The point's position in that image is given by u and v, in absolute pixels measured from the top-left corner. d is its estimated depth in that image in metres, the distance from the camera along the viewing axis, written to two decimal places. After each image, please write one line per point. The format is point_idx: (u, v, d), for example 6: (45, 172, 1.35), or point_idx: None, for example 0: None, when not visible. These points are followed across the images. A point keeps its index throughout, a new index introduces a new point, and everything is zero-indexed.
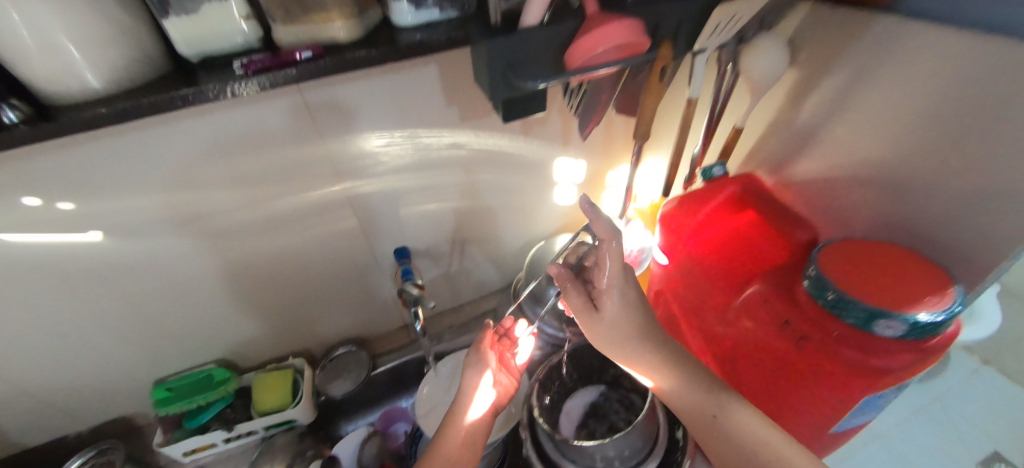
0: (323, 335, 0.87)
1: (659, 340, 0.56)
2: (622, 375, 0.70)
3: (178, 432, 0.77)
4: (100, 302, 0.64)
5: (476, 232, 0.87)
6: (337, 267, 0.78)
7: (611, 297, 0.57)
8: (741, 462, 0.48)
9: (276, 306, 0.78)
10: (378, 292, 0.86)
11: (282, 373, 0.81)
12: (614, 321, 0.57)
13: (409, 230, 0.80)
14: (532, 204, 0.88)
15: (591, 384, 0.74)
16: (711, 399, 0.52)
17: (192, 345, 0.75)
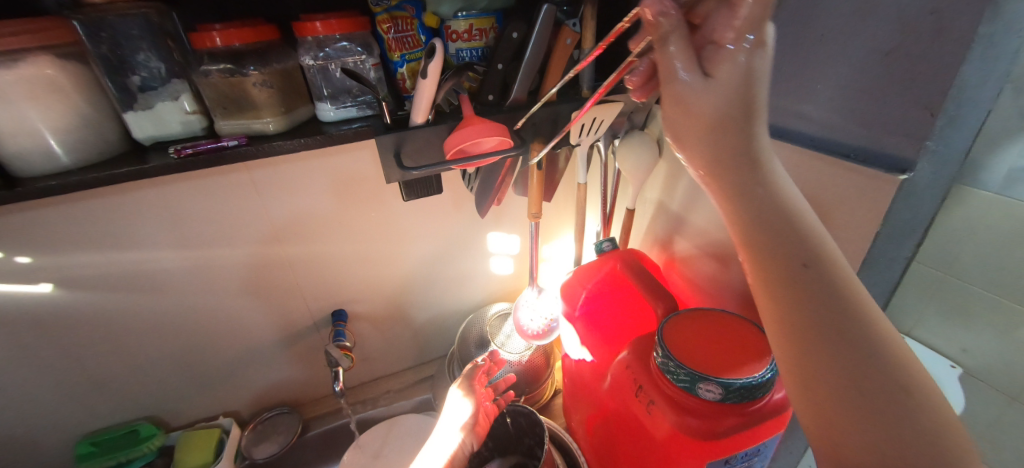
0: (258, 395, 0.88)
1: (753, 131, 0.37)
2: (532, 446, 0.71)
3: None
4: (38, 353, 0.67)
5: (415, 297, 0.92)
6: (275, 327, 0.83)
7: (732, 57, 0.35)
8: (844, 336, 0.30)
9: (212, 363, 0.81)
10: (316, 353, 0.89)
11: (210, 432, 0.82)
12: (697, 100, 0.36)
13: (347, 295, 0.85)
14: (469, 272, 0.94)
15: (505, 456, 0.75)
16: (798, 231, 0.34)
17: (122, 400, 0.77)
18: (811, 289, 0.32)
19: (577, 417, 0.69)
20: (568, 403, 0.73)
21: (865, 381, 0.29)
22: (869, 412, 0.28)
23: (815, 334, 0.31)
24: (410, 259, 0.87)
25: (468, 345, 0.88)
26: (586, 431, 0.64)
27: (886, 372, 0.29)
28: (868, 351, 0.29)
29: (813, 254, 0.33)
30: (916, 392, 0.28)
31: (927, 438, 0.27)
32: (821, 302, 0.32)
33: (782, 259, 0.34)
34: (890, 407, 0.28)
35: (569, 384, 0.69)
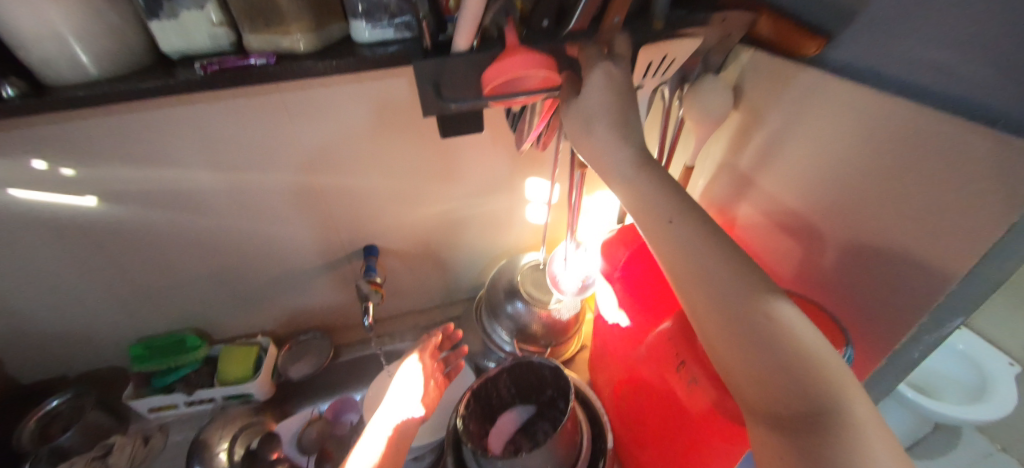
0: (295, 319, 0.92)
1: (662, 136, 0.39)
2: (556, 397, 0.71)
3: (145, 390, 0.82)
4: (91, 261, 0.71)
5: (447, 239, 0.90)
6: (311, 257, 0.83)
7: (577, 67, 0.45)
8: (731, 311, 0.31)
9: (251, 285, 0.83)
10: (349, 285, 0.91)
11: (249, 349, 0.86)
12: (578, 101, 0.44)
13: (378, 232, 0.84)
14: (503, 219, 0.91)
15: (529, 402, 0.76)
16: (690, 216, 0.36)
17: (170, 312, 0.82)
18: (698, 273, 0.33)
19: (602, 375, 0.70)
20: (594, 362, 0.73)
21: (750, 350, 0.30)
22: (756, 377, 0.29)
23: (706, 316, 0.32)
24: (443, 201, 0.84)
25: (497, 292, 0.87)
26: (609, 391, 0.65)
27: (765, 334, 0.29)
28: (745, 319, 0.30)
29: (695, 245, 0.34)
30: (797, 347, 0.29)
31: (810, 390, 0.27)
32: (706, 284, 0.33)
33: (672, 254, 0.35)
34: (775, 367, 0.29)
35: (599, 345, 0.68)
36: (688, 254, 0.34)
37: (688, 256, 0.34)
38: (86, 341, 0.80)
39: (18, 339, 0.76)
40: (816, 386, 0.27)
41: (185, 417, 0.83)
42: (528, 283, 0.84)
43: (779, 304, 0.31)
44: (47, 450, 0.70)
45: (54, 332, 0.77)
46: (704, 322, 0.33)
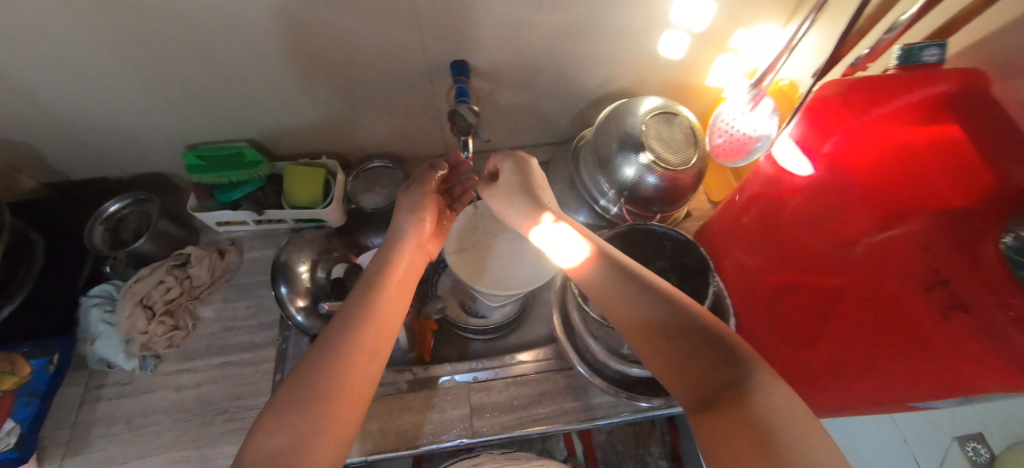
0: (365, 139, 0.81)
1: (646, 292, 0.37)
2: (669, 270, 0.65)
3: (208, 203, 0.74)
4: (118, 40, 0.54)
5: (553, 62, 0.72)
6: (390, 66, 0.66)
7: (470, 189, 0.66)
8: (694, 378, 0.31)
9: (317, 92, 0.69)
10: (429, 108, 0.76)
11: (316, 170, 0.76)
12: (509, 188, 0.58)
13: (472, 43, 0.65)
14: (629, 45, 0.70)
15: None
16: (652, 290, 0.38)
17: (225, 117, 0.70)
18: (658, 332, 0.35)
19: (733, 256, 0.60)
20: (726, 237, 0.63)
21: (681, 344, 0.33)
22: (688, 368, 0.32)
23: (634, 321, 0.37)
24: (564, 10, 0.62)
25: (607, 142, 0.72)
26: (747, 278, 0.57)
27: (685, 324, 0.34)
28: (678, 316, 0.35)
29: (615, 259, 0.41)
30: (701, 330, 0.33)
31: (736, 383, 0.29)
32: (631, 287, 0.38)
33: (600, 271, 0.41)
34: (697, 352, 0.32)
35: (752, 227, 0.56)
36: (608, 261, 0.41)
37: (613, 271, 0.40)
38: (137, 139, 0.71)
39: (58, 128, 0.66)
40: (743, 361, 0.30)
41: (256, 233, 0.79)
42: (651, 138, 0.70)
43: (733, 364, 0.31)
44: (123, 255, 0.67)
45: (99, 126, 0.67)
46: (638, 325, 0.36)
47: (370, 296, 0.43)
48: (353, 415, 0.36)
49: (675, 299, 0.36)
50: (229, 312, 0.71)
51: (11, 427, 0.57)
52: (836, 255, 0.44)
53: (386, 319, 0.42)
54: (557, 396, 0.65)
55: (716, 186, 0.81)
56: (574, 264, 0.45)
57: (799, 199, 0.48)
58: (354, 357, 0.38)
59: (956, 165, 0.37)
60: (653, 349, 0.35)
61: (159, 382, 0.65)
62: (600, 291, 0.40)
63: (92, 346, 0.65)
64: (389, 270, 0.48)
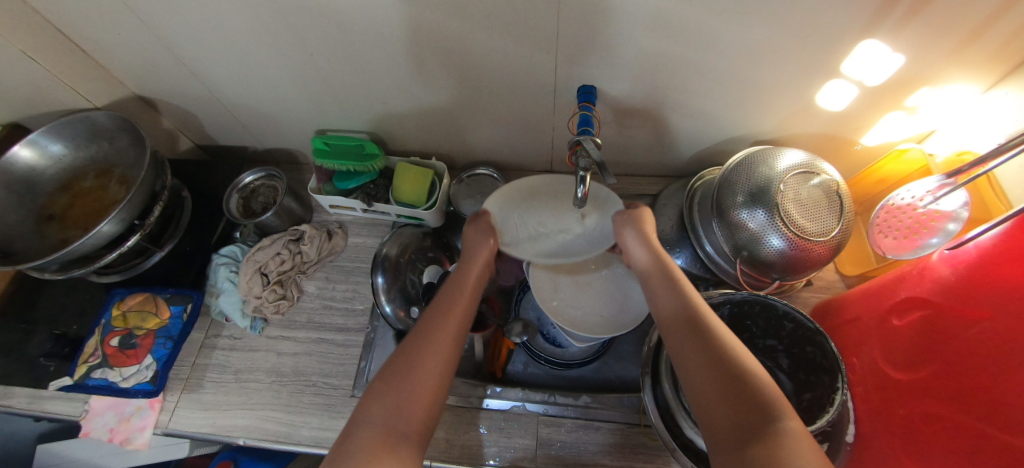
0: (472, 146, 0.82)
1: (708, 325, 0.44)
2: (779, 352, 0.57)
3: (327, 186, 0.79)
4: (279, 34, 0.60)
5: (680, 99, 0.67)
6: (513, 85, 0.66)
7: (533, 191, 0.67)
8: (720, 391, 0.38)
9: (437, 98, 0.71)
10: (541, 126, 0.75)
11: (425, 170, 0.77)
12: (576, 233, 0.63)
13: (606, 69, 0.62)
14: (774, 91, 0.63)
15: None
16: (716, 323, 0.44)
17: (353, 111, 0.75)
18: (706, 345, 0.42)
19: (868, 358, 0.52)
20: (863, 332, 0.54)
21: (728, 391, 0.38)
22: (724, 401, 0.38)
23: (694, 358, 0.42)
24: (715, 46, 0.56)
25: (734, 192, 0.65)
26: (887, 389, 0.48)
27: (737, 379, 0.39)
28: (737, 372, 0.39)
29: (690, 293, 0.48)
30: (749, 383, 0.38)
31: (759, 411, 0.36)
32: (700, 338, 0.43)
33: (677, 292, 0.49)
34: (726, 363, 0.40)
35: (905, 335, 0.48)
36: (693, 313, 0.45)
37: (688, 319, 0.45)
38: (279, 120, 0.79)
39: (216, 101, 0.75)
40: (757, 404, 0.37)
41: (361, 220, 0.83)
42: (790, 198, 0.62)
43: (768, 399, 0.37)
44: (251, 224, 0.74)
45: (252, 106, 0.76)
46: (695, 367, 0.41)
47: (434, 321, 0.49)
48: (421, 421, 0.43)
49: (733, 355, 0.41)
50: (329, 291, 0.77)
51: (150, 362, 0.67)
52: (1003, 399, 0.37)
53: (447, 345, 0.47)
54: (627, 452, 0.62)
55: (851, 261, 0.71)
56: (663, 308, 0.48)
57: (972, 325, 0.41)
58: (418, 374, 0.44)
59: None
60: (699, 386, 0.40)
61: (263, 343, 0.72)
62: (674, 333, 0.45)
63: (216, 299, 0.73)
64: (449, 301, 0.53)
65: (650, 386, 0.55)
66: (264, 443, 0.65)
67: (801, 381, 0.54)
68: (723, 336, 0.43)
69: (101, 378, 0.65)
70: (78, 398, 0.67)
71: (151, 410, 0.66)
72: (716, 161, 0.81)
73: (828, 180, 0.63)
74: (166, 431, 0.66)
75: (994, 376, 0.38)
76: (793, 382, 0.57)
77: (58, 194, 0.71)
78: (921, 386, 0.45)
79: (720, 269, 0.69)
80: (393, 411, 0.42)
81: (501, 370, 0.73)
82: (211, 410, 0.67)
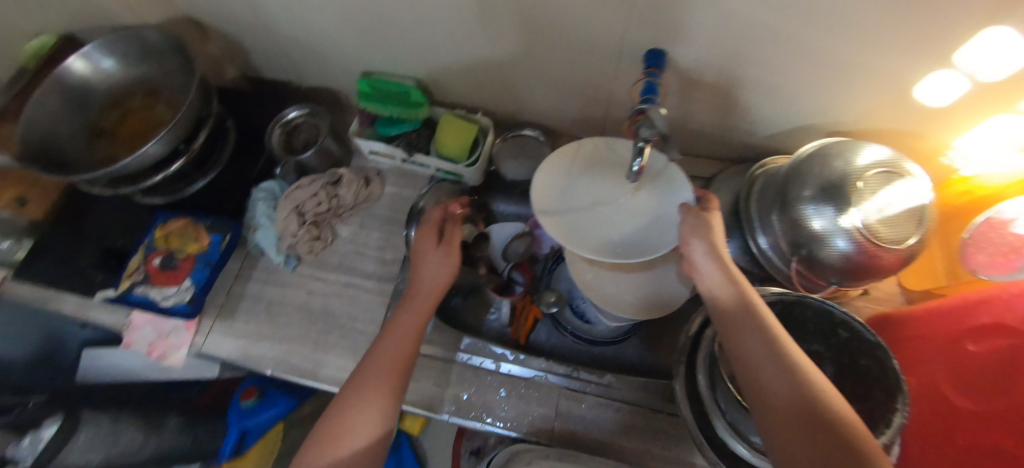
0: (521, 106, 0.78)
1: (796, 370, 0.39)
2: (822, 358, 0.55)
3: (368, 131, 0.77)
4: None
5: (758, 76, 0.61)
6: (576, 42, 0.61)
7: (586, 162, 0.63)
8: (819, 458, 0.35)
9: (492, 49, 0.66)
10: (598, 90, 0.70)
11: (470, 125, 0.74)
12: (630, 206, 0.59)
13: (684, 33, 0.56)
14: (870, 77, 0.56)
15: None
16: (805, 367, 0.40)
17: (403, 54, 0.72)
18: (799, 399, 0.38)
19: (926, 378, 0.49)
20: (924, 351, 0.50)
21: (821, 441, 0.35)
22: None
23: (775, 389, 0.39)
24: (815, 17, 0.50)
25: (802, 185, 0.60)
26: (942, 413, 0.45)
27: (830, 428, 0.36)
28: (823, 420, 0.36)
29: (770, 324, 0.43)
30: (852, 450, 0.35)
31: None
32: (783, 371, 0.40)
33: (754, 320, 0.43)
34: (824, 424, 0.36)
35: (978, 360, 0.44)
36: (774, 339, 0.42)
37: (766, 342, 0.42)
38: (325, 57, 0.76)
39: (265, 30, 0.73)
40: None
41: (399, 171, 0.82)
42: (867, 198, 0.56)
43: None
44: (292, 162, 0.74)
45: (300, 39, 0.73)
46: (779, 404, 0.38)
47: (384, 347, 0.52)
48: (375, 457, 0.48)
49: (827, 405, 0.37)
50: (362, 238, 0.76)
51: (189, 285, 0.68)
52: None
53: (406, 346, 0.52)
54: (645, 436, 0.61)
55: (915, 274, 0.66)
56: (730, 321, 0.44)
57: None
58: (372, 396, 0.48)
59: None
60: (779, 425, 0.38)
61: (295, 281, 0.73)
62: (754, 365, 0.41)
63: (253, 233, 0.73)
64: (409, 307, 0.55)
65: (682, 373, 0.53)
66: (291, 377, 0.67)
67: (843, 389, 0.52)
68: (815, 385, 0.39)
69: (141, 294, 0.67)
70: (121, 311, 0.70)
71: (187, 331, 0.69)
72: (782, 149, 0.75)
73: (914, 184, 0.57)
74: (200, 352, 0.69)
75: None
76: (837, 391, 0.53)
77: (108, 111, 0.71)
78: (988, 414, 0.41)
79: (770, 265, 0.64)
80: (359, 424, 0.47)
81: (525, 337, 0.72)
82: (242, 339, 0.69)
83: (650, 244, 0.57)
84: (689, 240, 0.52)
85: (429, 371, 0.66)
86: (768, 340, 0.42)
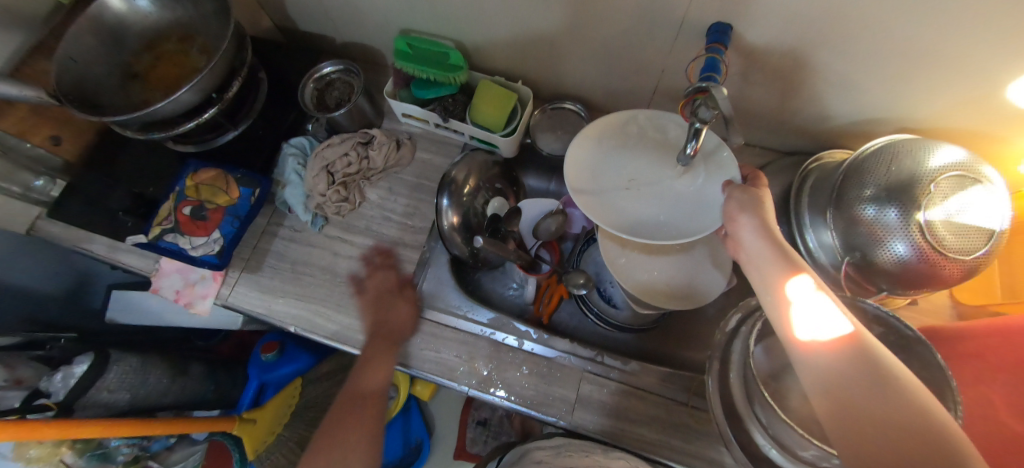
0: (563, 77, 0.74)
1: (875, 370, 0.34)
2: None
3: (402, 92, 0.74)
4: None
5: (830, 61, 0.56)
6: (633, 10, 0.56)
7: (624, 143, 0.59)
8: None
9: (541, 13, 0.62)
10: (649, 65, 0.65)
11: (509, 94, 0.71)
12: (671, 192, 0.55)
13: (756, 7, 0.51)
14: (959, 70, 0.51)
15: None
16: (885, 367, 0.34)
17: (444, 13, 0.68)
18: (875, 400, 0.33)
19: (978, 398, 0.46)
20: (985, 373, 0.47)
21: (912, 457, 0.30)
22: None
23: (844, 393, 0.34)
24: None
25: (864, 184, 0.56)
26: (993, 435, 0.43)
27: (918, 430, 0.31)
28: (906, 415, 0.31)
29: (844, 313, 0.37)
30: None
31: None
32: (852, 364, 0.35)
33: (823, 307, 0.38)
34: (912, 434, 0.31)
35: None
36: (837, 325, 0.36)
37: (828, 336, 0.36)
38: (364, 11, 0.73)
39: None
40: None
41: (431, 136, 0.79)
42: (936, 203, 0.52)
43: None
44: (324, 119, 0.71)
45: None
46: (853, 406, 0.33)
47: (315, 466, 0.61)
48: None
49: (921, 413, 0.31)
50: (390, 203, 0.75)
51: (218, 237, 0.68)
52: None
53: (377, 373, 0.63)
54: (666, 427, 0.60)
55: (970, 286, 0.62)
56: (784, 308, 0.39)
57: None
58: None
59: None
60: (852, 429, 0.33)
61: (322, 241, 0.72)
62: (822, 361, 0.36)
63: (282, 189, 0.72)
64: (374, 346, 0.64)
65: (715, 368, 0.51)
66: (314, 336, 0.67)
67: None
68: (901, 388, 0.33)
69: (172, 242, 0.67)
70: (151, 257, 0.71)
71: (214, 282, 0.69)
72: (839, 143, 0.70)
73: (988, 191, 0.53)
74: (226, 303, 0.69)
75: None
76: None
77: (142, 53, 0.69)
78: None
79: (818, 265, 0.61)
80: None
81: (547, 317, 0.71)
82: (267, 294, 0.69)
83: (693, 224, 0.53)
84: (735, 218, 0.47)
85: (451, 343, 0.65)
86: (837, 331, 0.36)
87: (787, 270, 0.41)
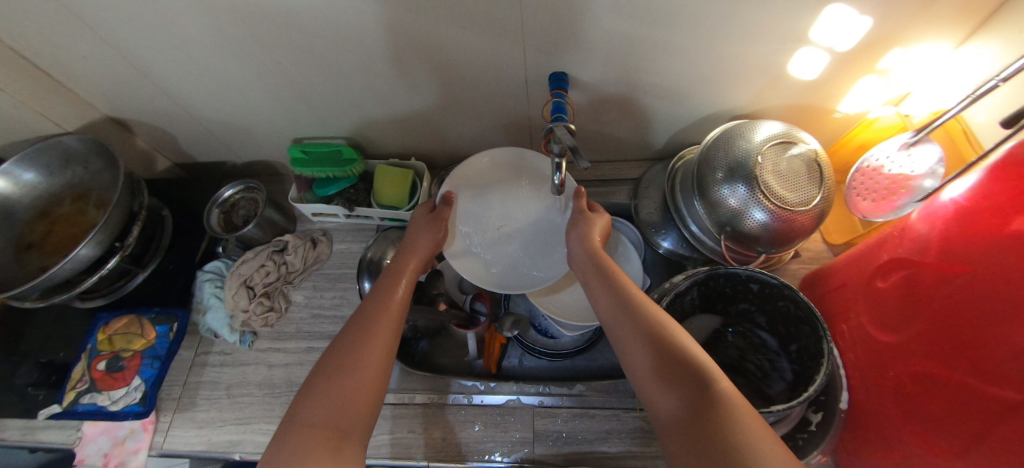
0: (452, 144, 0.82)
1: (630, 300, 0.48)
2: (757, 312, 0.60)
3: (308, 195, 0.79)
4: (242, 44, 0.59)
5: (652, 80, 0.66)
6: (484, 78, 0.66)
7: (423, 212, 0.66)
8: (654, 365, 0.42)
9: (409, 98, 0.70)
10: (517, 118, 0.75)
11: (404, 171, 0.76)
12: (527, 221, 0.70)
13: (575, 54, 0.61)
14: (745, 64, 0.63)
15: (709, 312, 0.63)
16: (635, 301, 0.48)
17: (328, 117, 0.75)
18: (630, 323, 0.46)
19: (855, 324, 0.52)
20: (850, 298, 0.54)
21: (653, 352, 0.42)
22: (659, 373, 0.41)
23: (664, 400, 0.40)
24: (679, 23, 0.56)
25: (714, 169, 0.64)
26: (871, 349, 0.49)
27: (649, 331, 0.44)
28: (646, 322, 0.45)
29: (616, 279, 0.51)
30: (676, 348, 0.42)
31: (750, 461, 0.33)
32: (620, 304, 0.48)
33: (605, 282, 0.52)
34: (650, 339, 0.43)
35: (883, 292, 0.48)
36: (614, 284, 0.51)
37: (653, 349, 0.42)
38: (255, 132, 0.79)
39: (190, 118, 0.75)
40: (684, 364, 0.40)
41: (346, 227, 0.83)
42: (768, 170, 0.61)
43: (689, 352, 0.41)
44: (233, 238, 0.73)
45: (226, 121, 0.76)
46: (622, 332, 0.46)
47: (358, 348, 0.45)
48: (353, 423, 0.41)
49: (659, 323, 0.44)
50: (318, 299, 0.76)
51: (138, 383, 0.67)
52: (978, 338, 0.38)
53: (387, 331, 0.48)
54: (624, 437, 0.61)
55: (835, 230, 0.71)
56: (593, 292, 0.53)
57: (938, 273, 0.42)
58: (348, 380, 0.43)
59: (1007, 270, 0.36)
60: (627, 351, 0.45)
61: (254, 357, 0.72)
62: (609, 314, 0.49)
63: (203, 316, 0.72)
64: (386, 302, 0.51)
65: None
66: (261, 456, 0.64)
67: (784, 334, 0.57)
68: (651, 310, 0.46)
69: (90, 403, 0.65)
70: (71, 426, 0.66)
71: (145, 432, 0.66)
72: (696, 141, 0.81)
73: (807, 150, 0.63)
74: (161, 451, 0.66)
75: (960, 316, 0.39)
76: (776, 335, 0.59)
77: (35, 222, 0.70)
78: (898, 336, 0.46)
79: (706, 244, 0.68)
80: (336, 409, 0.41)
81: (496, 366, 0.71)
82: (204, 428, 0.66)
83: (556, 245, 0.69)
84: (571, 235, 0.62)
85: (402, 420, 0.65)
86: (615, 288, 0.50)
87: (591, 263, 0.56)
